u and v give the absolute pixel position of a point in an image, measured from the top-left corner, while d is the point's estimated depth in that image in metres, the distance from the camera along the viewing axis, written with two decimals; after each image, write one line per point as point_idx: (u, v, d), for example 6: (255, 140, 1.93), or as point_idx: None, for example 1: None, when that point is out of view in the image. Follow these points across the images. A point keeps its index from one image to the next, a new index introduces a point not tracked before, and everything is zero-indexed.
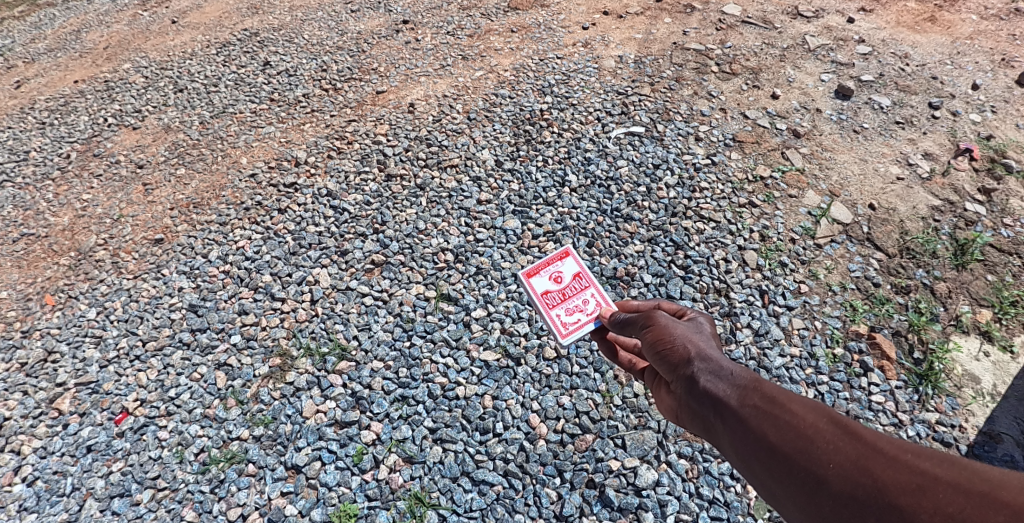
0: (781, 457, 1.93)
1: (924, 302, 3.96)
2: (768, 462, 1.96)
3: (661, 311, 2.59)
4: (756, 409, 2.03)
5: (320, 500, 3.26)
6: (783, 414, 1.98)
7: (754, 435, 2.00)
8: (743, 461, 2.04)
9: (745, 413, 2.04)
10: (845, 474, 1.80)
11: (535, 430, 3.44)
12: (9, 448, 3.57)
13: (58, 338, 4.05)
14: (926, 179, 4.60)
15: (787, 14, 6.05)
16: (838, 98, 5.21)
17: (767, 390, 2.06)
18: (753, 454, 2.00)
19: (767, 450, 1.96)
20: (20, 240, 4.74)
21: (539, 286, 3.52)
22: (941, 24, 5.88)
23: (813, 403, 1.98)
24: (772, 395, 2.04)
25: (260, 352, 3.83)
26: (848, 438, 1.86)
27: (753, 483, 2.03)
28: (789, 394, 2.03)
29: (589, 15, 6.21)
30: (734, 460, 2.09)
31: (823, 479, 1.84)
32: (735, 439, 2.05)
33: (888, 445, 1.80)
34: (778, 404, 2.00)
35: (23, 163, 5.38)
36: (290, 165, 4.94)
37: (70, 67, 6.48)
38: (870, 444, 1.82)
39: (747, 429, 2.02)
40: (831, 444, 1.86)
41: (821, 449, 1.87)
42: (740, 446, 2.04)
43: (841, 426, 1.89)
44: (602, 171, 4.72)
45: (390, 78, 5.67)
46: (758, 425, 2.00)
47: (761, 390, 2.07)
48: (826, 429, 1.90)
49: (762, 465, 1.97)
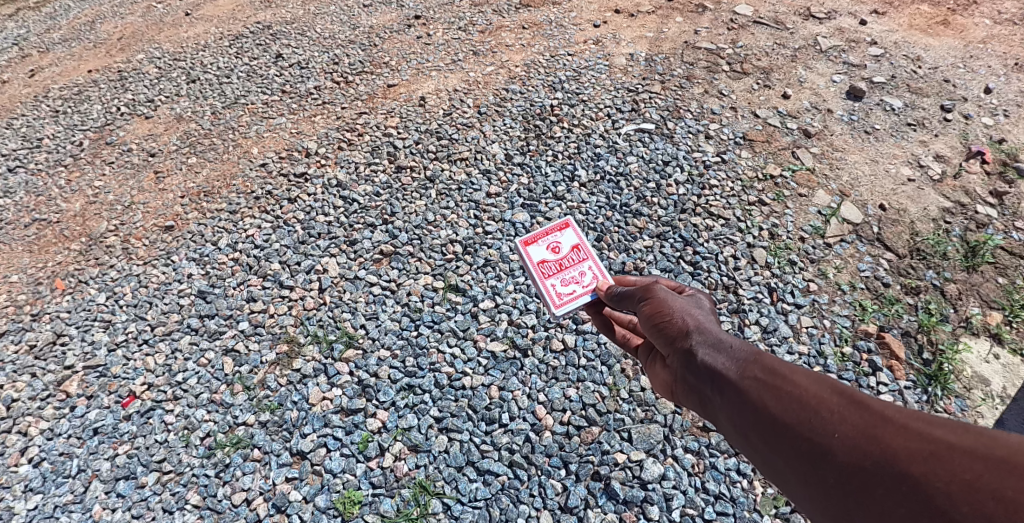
0: (783, 429, 1.92)
1: (934, 303, 3.93)
2: (769, 435, 1.95)
3: (660, 287, 2.62)
4: (757, 381, 2.04)
5: (325, 486, 3.26)
6: (784, 385, 1.98)
7: (754, 406, 2.00)
8: (744, 434, 2.04)
9: (745, 385, 2.05)
10: (851, 445, 1.78)
11: (542, 421, 3.43)
12: (16, 429, 3.59)
13: (68, 322, 4.07)
14: (937, 181, 4.57)
15: (800, 15, 6.02)
16: (850, 98, 5.19)
17: (768, 362, 2.06)
18: (754, 426, 2.00)
19: (768, 423, 1.95)
20: (32, 225, 4.78)
21: (536, 255, 3.47)
22: (954, 27, 5.84)
23: (817, 375, 1.97)
24: (774, 368, 2.04)
25: (267, 339, 3.85)
26: (854, 408, 1.83)
27: (754, 457, 2.02)
28: (791, 366, 2.03)
29: (600, 13, 6.19)
30: (732, 433, 2.09)
31: (828, 450, 1.81)
32: (736, 411, 2.06)
33: (897, 413, 1.76)
34: (779, 375, 2.01)
35: (36, 150, 5.41)
36: (300, 155, 4.95)
37: (84, 56, 6.52)
38: (877, 413, 1.79)
39: (748, 401, 2.03)
40: (836, 414, 1.84)
41: (825, 419, 1.85)
42: (741, 419, 2.04)
43: (846, 396, 1.87)
44: (612, 166, 4.71)
45: (401, 72, 5.67)
46: (759, 396, 2.00)
47: (761, 362, 2.08)
48: (830, 399, 1.88)
49: (765, 438, 1.96)
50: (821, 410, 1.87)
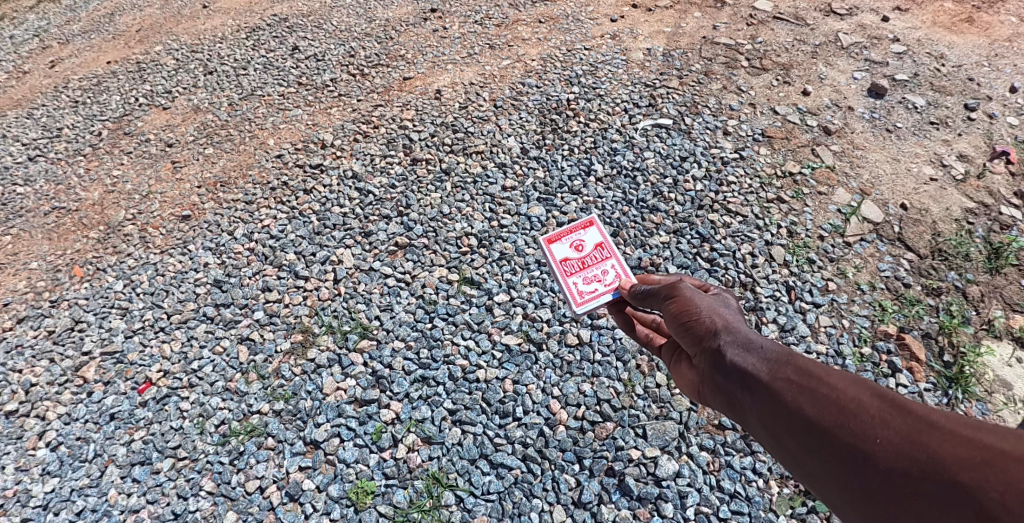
0: (819, 431, 1.92)
1: (956, 304, 3.86)
2: (803, 436, 1.96)
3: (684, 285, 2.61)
4: (790, 383, 2.04)
5: (338, 476, 3.27)
6: (818, 387, 1.98)
7: (789, 408, 2.00)
8: (778, 437, 2.04)
9: (778, 387, 2.05)
10: (894, 451, 1.76)
11: (556, 416, 3.42)
12: (34, 413, 3.64)
13: (86, 308, 4.11)
14: (960, 181, 4.49)
15: (821, 11, 5.92)
16: (871, 96, 5.10)
17: (801, 364, 2.07)
18: (787, 428, 2.00)
19: (804, 425, 1.95)
20: (51, 213, 4.83)
21: (559, 252, 3.46)
22: (979, 25, 5.72)
23: (853, 377, 1.96)
24: (809, 370, 2.04)
25: (282, 328, 3.86)
26: (896, 412, 1.82)
27: (790, 460, 2.03)
28: (825, 368, 2.03)
29: (617, 8, 6.13)
30: (765, 435, 2.09)
31: (869, 455, 1.81)
32: (768, 412, 2.06)
33: (942, 418, 1.75)
34: (814, 377, 2.01)
35: (56, 139, 5.46)
36: (316, 147, 4.96)
37: (103, 48, 6.56)
38: (921, 418, 1.78)
39: (781, 403, 2.03)
40: (877, 419, 1.83)
41: (865, 423, 1.85)
42: (775, 421, 2.04)
43: (886, 400, 1.86)
44: (628, 161, 4.67)
45: (417, 65, 5.66)
46: (793, 398, 2.00)
47: (795, 364, 2.08)
48: (870, 403, 1.88)
49: (800, 440, 1.96)
50: (860, 414, 1.87)
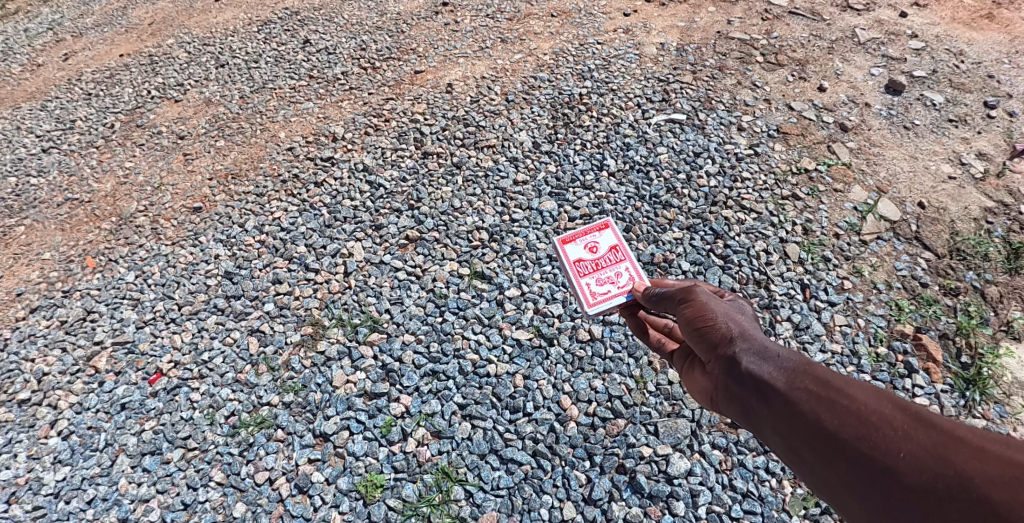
0: (839, 443, 1.88)
1: (974, 305, 3.80)
2: (822, 448, 1.92)
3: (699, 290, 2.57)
4: (809, 393, 1.99)
5: (347, 469, 3.26)
6: (839, 399, 1.93)
7: (807, 418, 1.96)
8: (795, 447, 2.00)
9: (796, 396, 2.01)
10: (918, 465, 1.72)
11: (566, 412, 3.39)
12: (47, 402, 3.65)
13: (98, 299, 4.12)
14: (979, 180, 4.41)
15: (837, 6, 5.83)
16: (888, 92, 5.03)
17: (819, 374, 2.02)
18: (805, 439, 1.96)
19: (823, 436, 1.91)
20: (64, 204, 4.84)
21: (572, 253, 3.42)
22: (999, 22, 5.62)
23: (874, 389, 1.92)
24: (829, 380, 1.99)
25: (292, 320, 3.85)
26: (919, 425, 1.78)
27: (806, 472, 1.99)
28: (844, 379, 1.99)
29: (631, 1, 6.07)
30: (782, 445, 2.06)
31: (891, 469, 1.76)
32: (785, 423, 2.02)
33: (969, 433, 1.71)
34: (834, 388, 1.97)
35: (69, 131, 5.48)
36: (327, 140, 4.94)
37: (116, 41, 6.58)
38: (946, 432, 1.74)
39: (799, 413, 1.99)
40: (900, 432, 1.79)
41: (887, 436, 1.80)
42: (792, 432, 2.00)
43: (909, 413, 1.82)
44: (641, 156, 4.63)
45: (428, 58, 5.63)
46: (811, 409, 1.96)
47: (813, 374, 2.04)
48: (892, 415, 1.83)
49: (818, 452, 1.92)
50: (882, 426, 1.82)
